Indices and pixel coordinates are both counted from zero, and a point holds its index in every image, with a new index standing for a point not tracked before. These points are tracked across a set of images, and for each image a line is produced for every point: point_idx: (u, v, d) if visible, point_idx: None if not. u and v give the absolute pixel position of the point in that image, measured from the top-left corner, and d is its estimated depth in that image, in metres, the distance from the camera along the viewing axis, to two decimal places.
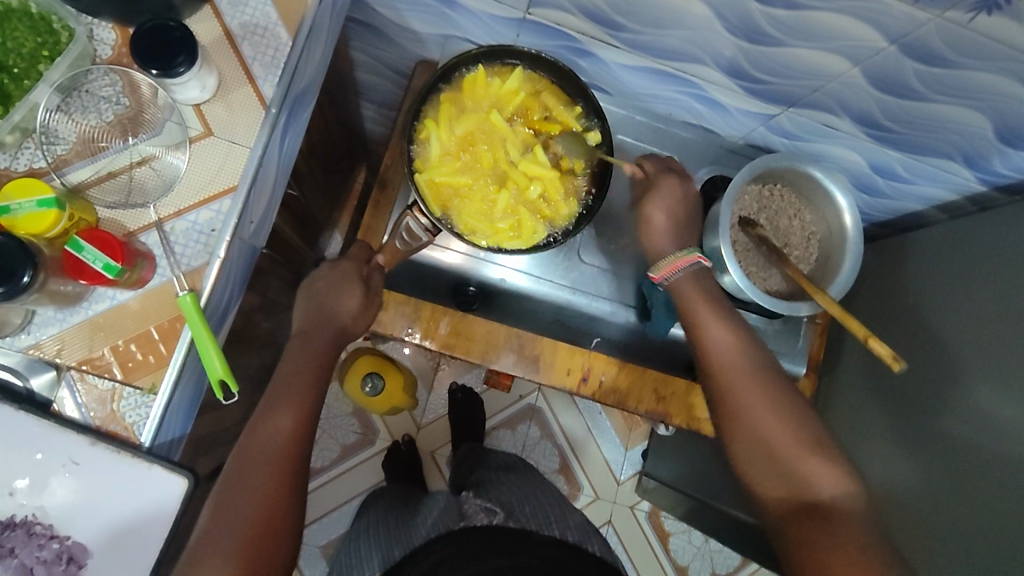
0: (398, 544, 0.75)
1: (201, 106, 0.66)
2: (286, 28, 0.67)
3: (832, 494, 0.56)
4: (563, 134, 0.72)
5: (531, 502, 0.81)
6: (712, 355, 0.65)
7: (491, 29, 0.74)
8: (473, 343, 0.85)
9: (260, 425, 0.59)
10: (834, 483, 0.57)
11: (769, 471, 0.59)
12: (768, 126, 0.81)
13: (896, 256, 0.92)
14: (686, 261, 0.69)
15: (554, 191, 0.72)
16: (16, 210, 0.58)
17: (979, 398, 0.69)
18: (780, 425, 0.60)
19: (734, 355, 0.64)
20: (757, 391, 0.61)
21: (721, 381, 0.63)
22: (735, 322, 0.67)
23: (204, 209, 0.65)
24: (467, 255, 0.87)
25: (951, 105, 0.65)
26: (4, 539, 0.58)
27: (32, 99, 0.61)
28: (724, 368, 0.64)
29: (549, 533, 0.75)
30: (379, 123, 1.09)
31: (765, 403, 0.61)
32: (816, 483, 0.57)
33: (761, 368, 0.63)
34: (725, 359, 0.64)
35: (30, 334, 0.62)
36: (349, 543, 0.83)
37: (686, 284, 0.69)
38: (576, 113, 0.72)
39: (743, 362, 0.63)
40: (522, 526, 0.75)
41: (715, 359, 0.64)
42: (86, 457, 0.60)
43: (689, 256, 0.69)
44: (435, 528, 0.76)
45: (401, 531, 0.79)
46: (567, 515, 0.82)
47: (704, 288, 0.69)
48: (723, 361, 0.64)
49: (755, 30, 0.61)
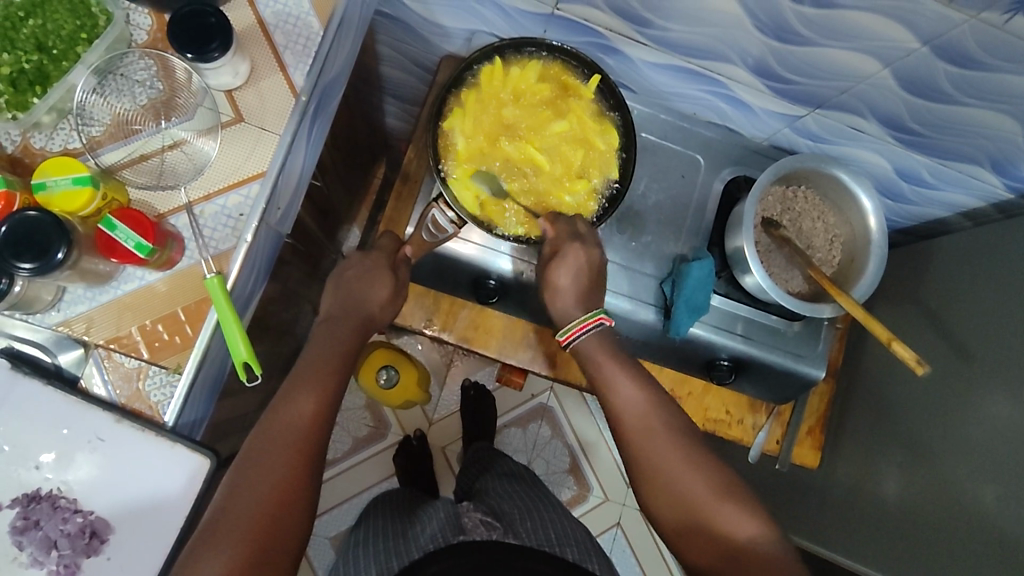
0: (395, 555, 0.73)
1: (233, 92, 0.67)
2: (317, 18, 0.68)
3: (747, 537, 0.56)
4: (585, 110, 0.72)
5: (533, 517, 0.79)
6: (620, 413, 0.64)
7: (519, 24, 0.75)
8: (491, 337, 0.90)
9: (282, 406, 0.59)
10: (747, 526, 0.56)
11: (689, 527, 0.59)
12: (794, 128, 0.81)
13: (920, 262, 0.91)
14: (590, 323, 0.69)
15: (571, 168, 0.73)
16: (51, 187, 0.59)
17: (1003, 407, 0.68)
18: (689, 477, 0.59)
19: (639, 413, 0.63)
20: (664, 448, 0.61)
21: (634, 444, 0.62)
22: (643, 377, 0.67)
23: (232, 193, 0.66)
24: (480, 246, 0.80)
25: (982, 109, 0.65)
26: (29, 511, 0.60)
27: (70, 81, 0.63)
28: (636, 431, 0.63)
29: (551, 552, 0.72)
30: (401, 119, 1.09)
31: (673, 459, 0.60)
32: (733, 529, 0.57)
33: (669, 423, 0.63)
34: (633, 422, 0.63)
35: (60, 311, 0.63)
36: (348, 553, 0.81)
37: (592, 344, 0.68)
38: (594, 83, 0.71)
39: (648, 418, 0.63)
40: (522, 543, 0.71)
41: (624, 418, 0.64)
42: (111, 434, 0.61)
43: (592, 317, 0.69)
44: (433, 540, 0.73)
45: (399, 544, 0.77)
46: (568, 532, 0.79)
47: (610, 345, 0.69)
48: (636, 423, 0.63)
49: (786, 29, 0.61)
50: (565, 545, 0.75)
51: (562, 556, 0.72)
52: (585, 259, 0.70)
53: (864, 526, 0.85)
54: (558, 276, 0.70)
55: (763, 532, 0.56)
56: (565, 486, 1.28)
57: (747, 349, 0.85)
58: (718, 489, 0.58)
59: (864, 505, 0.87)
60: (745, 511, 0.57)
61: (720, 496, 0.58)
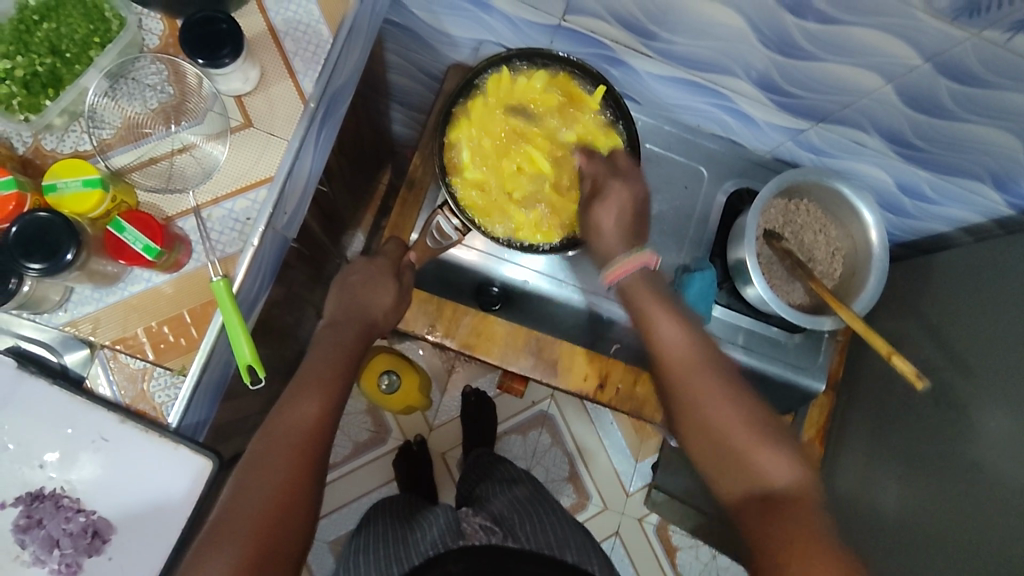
0: (396, 561, 0.73)
1: (242, 98, 0.68)
2: (327, 26, 0.69)
3: (781, 481, 0.55)
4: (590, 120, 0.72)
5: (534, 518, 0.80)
6: (661, 349, 0.64)
7: (525, 35, 0.76)
8: (493, 344, 0.87)
9: (286, 408, 0.60)
10: (782, 469, 0.56)
11: (721, 461, 0.58)
12: (797, 141, 0.82)
13: (921, 276, 0.91)
14: (635, 261, 0.66)
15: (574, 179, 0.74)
16: (62, 189, 0.60)
17: (1003, 422, 0.68)
18: (729, 415, 0.59)
19: (682, 348, 0.63)
20: (706, 385, 0.60)
21: (675, 379, 0.62)
22: (689, 321, 0.65)
23: (240, 197, 0.66)
24: (482, 253, 0.85)
25: (984, 126, 0.65)
26: (33, 510, 0.60)
27: (83, 84, 0.64)
28: (676, 367, 0.62)
29: (551, 555, 0.73)
30: (407, 126, 1.10)
31: (716, 397, 0.60)
32: (768, 471, 0.56)
33: (711, 360, 0.62)
34: (676, 357, 0.62)
35: (67, 312, 0.64)
36: (348, 559, 0.81)
37: (636, 282, 0.66)
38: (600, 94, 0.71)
39: (691, 353, 0.62)
40: (522, 547, 0.72)
41: (666, 358, 0.63)
42: (115, 434, 0.61)
43: (637, 255, 0.67)
44: (433, 546, 0.74)
45: (400, 549, 0.77)
46: (569, 531, 0.81)
47: (656, 285, 0.67)
48: (677, 359, 0.62)
49: (789, 43, 0.62)
50: (565, 547, 0.76)
51: (563, 558, 0.73)
52: (628, 197, 0.68)
53: (864, 539, 0.85)
54: (601, 214, 0.68)
55: (798, 477, 0.56)
56: (565, 494, 1.28)
57: (749, 361, 0.85)
58: (757, 430, 0.58)
59: (865, 518, 0.87)
60: (783, 454, 0.57)
61: (758, 438, 0.57)
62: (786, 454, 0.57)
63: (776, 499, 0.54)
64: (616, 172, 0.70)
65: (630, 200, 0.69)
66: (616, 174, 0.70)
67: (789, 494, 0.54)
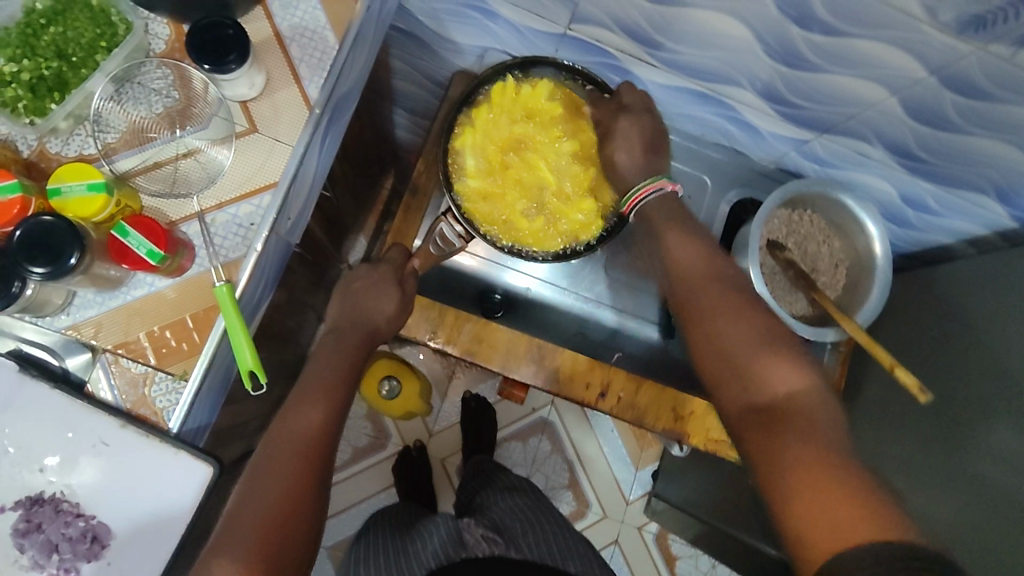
0: None
1: (247, 103, 0.68)
2: (333, 32, 0.69)
3: (788, 390, 0.50)
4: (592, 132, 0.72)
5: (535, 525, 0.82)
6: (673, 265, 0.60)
7: (531, 43, 0.76)
8: (495, 351, 0.86)
9: (289, 415, 0.60)
10: (791, 380, 0.50)
11: (725, 372, 0.53)
12: (801, 151, 0.82)
13: (924, 288, 0.91)
14: (652, 187, 0.64)
15: (577, 186, 0.74)
16: (66, 192, 0.60)
17: (1006, 436, 0.68)
18: (736, 326, 0.54)
19: (697, 262, 0.59)
20: (716, 298, 0.56)
21: (684, 294, 0.58)
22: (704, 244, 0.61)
23: (244, 202, 0.66)
24: (484, 259, 0.91)
25: (989, 139, 0.65)
26: (31, 514, 0.60)
27: (88, 88, 0.64)
28: (687, 283, 0.58)
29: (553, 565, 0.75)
30: (410, 131, 1.10)
31: (725, 308, 0.55)
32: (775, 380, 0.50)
33: (723, 276, 0.58)
34: (688, 269, 0.59)
35: (69, 315, 0.64)
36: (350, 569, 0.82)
37: (653, 206, 0.64)
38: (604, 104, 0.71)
39: (706, 268, 0.59)
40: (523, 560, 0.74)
41: (680, 273, 0.59)
42: (116, 439, 0.61)
43: (654, 180, 0.64)
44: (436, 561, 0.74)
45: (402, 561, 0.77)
46: (571, 533, 0.82)
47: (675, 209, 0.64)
48: (688, 274, 0.58)
49: (794, 55, 0.62)
50: (567, 557, 0.77)
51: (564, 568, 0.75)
52: (636, 127, 0.66)
53: None
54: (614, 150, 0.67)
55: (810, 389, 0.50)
56: (564, 501, 1.27)
57: None
58: (767, 343, 0.52)
59: None
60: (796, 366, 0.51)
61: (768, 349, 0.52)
62: (800, 368, 0.51)
63: (783, 410, 0.49)
64: (624, 108, 0.68)
65: (639, 130, 0.66)
66: (621, 110, 0.68)
67: (795, 405, 0.49)
